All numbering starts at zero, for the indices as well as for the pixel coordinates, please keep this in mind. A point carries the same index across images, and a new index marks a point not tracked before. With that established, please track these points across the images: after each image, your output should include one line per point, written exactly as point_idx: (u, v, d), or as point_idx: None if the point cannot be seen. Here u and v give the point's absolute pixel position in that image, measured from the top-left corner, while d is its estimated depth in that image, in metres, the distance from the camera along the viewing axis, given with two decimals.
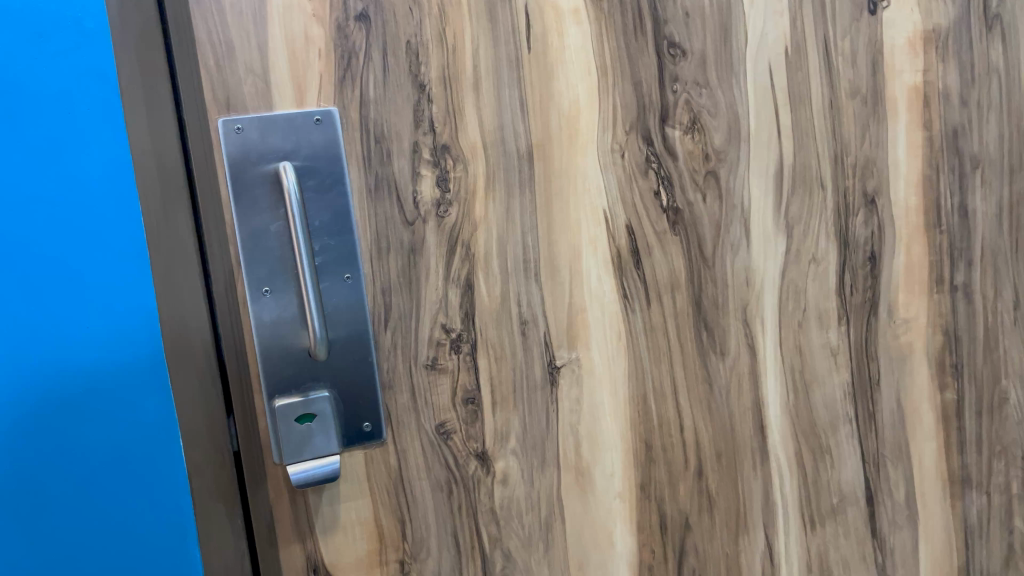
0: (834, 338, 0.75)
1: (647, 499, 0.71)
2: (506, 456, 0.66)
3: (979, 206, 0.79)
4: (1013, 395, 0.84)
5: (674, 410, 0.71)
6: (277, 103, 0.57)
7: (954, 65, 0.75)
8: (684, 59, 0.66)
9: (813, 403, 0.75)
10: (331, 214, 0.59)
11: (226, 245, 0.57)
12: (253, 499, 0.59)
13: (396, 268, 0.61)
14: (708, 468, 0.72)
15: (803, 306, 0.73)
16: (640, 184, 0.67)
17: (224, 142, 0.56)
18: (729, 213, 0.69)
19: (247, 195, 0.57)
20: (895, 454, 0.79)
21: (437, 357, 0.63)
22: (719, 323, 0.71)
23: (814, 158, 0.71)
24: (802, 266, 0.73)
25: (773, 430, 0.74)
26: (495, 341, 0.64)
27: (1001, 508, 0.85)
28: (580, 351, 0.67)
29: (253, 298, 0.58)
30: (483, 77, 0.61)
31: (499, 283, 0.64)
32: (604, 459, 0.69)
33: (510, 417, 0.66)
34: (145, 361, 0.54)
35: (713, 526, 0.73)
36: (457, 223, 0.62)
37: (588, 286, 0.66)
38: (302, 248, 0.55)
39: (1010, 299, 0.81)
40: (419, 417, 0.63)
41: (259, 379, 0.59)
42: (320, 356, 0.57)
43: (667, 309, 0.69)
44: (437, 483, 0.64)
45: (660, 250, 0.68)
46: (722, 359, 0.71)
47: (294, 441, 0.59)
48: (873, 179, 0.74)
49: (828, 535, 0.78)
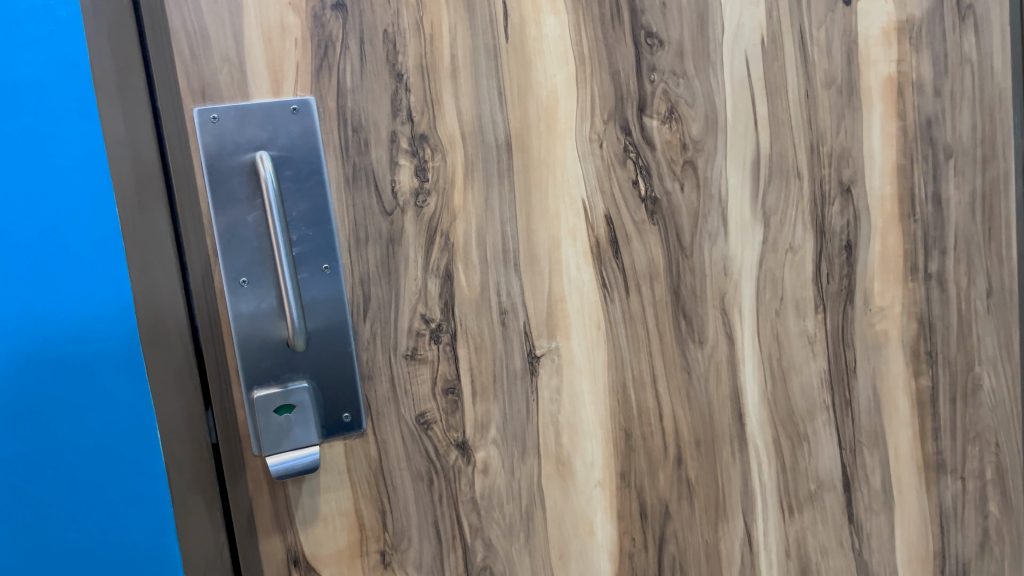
0: (810, 327, 0.75)
1: (628, 488, 0.71)
2: (487, 445, 0.66)
3: (953, 195, 0.80)
4: (986, 381, 0.85)
5: (653, 399, 0.71)
6: (253, 92, 0.57)
7: (927, 56, 0.76)
8: (661, 49, 0.66)
9: (791, 390, 0.76)
10: (309, 204, 0.58)
11: (202, 234, 0.57)
12: (232, 491, 0.59)
13: (374, 258, 0.61)
14: (687, 456, 0.73)
15: (780, 295, 0.74)
16: (618, 174, 0.67)
17: (201, 131, 0.55)
18: (706, 202, 0.70)
19: (223, 185, 0.56)
20: (872, 441, 0.80)
21: (417, 347, 0.63)
22: (698, 312, 0.71)
23: (791, 148, 0.72)
24: (779, 255, 0.73)
25: (751, 418, 0.75)
26: (475, 331, 0.65)
27: (975, 493, 0.86)
28: (560, 340, 0.67)
29: (230, 289, 0.57)
30: (461, 66, 0.61)
31: (478, 273, 0.64)
32: (584, 448, 0.69)
33: (490, 407, 0.66)
34: (123, 355, 0.54)
35: (693, 514, 0.74)
36: (436, 213, 0.62)
37: (567, 275, 0.66)
38: (279, 238, 0.55)
39: (983, 287, 0.83)
40: (398, 408, 0.63)
41: (237, 369, 0.59)
42: (298, 347, 0.57)
43: (646, 299, 0.69)
44: (418, 473, 0.64)
45: (639, 240, 0.68)
46: (700, 348, 0.72)
47: (273, 432, 0.59)
48: (848, 169, 0.75)
49: (806, 521, 0.79)
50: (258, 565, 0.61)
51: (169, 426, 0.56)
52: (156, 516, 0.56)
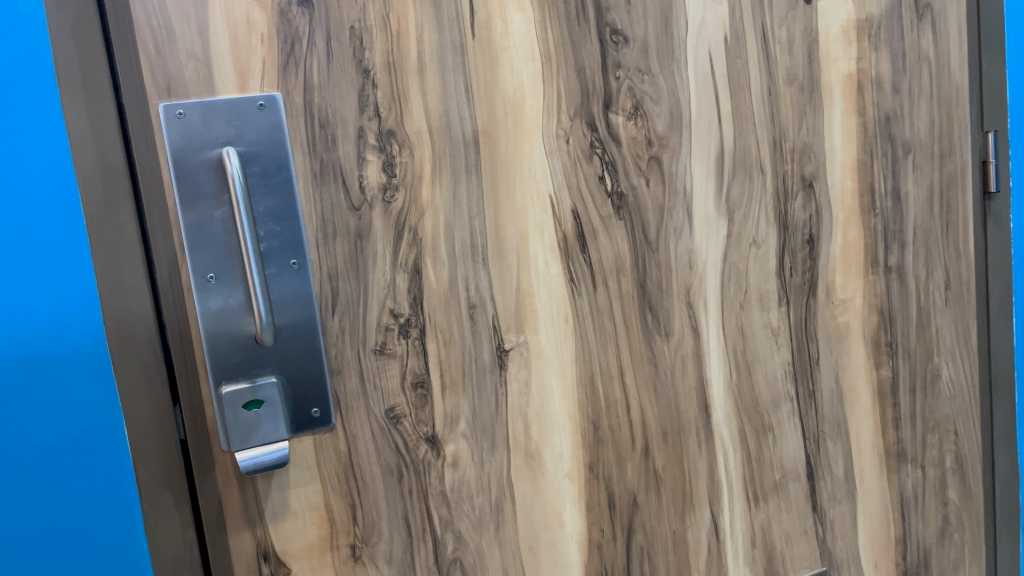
0: (774, 319, 0.77)
1: (596, 479, 0.72)
2: (456, 439, 0.67)
3: (911, 189, 0.81)
4: (945, 372, 0.87)
5: (621, 391, 0.72)
6: (219, 88, 0.57)
7: (886, 54, 0.78)
8: (626, 46, 0.67)
9: (756, 381, 0.77)
10: (276, 200, 0.58)
11: (169, 231, 0.57)
12: (201, 487, 0.59)
13: (342, 254, 0.61)
14: (655, 447, 0.74)
15: (744, 288, 0.75)
16: (585, 169, 0.68)
17: (166, 127, 0.55)
18: (671, 197, 0.71)
19: (190, 181, 0.56)
20: (835, 431, 0.82)
21: (386, 342, 0.63)
22: (664, 305, 0.72)
23: (754, 144, 0.73)
24: (743, 249, 0.75)
25: (717, 409, 0.76)
26: (444, 326, 0.65)
27: (935, 481, 0.88)
28: (528, 334, 0.68)
29: (197, 285, 0.57)
30: (428, 63, 0.62)
31: (446, 268, 0.64)
32: (553, 440, 0.70)
33: (459, 400, 0.66)
34: (89, 351, 0.54)
35: (660, 504, 0.75)
36: (404, 208, 0.62)
37: (535, 270, 0.67)
38: (246, 234, 0.55)
39: (941, 280, 0.84)
40: (368, 402, 0.64)
41: (205, 365, 0.59)
42: (266, 342, 0.57)
43: (613, 292, 0.70)
44: (388, 467, 0.65)
45: (606, 235, 0.69)
46: (667, 341, 0.73)
47: (241, 427, 0.59)
48: (811, 164, 0.76)
49: (771, 510, 0.80)
50: (228, 560, 0.61)
51: (136, 422, 0.56)
52: (124, 511, 0.56)
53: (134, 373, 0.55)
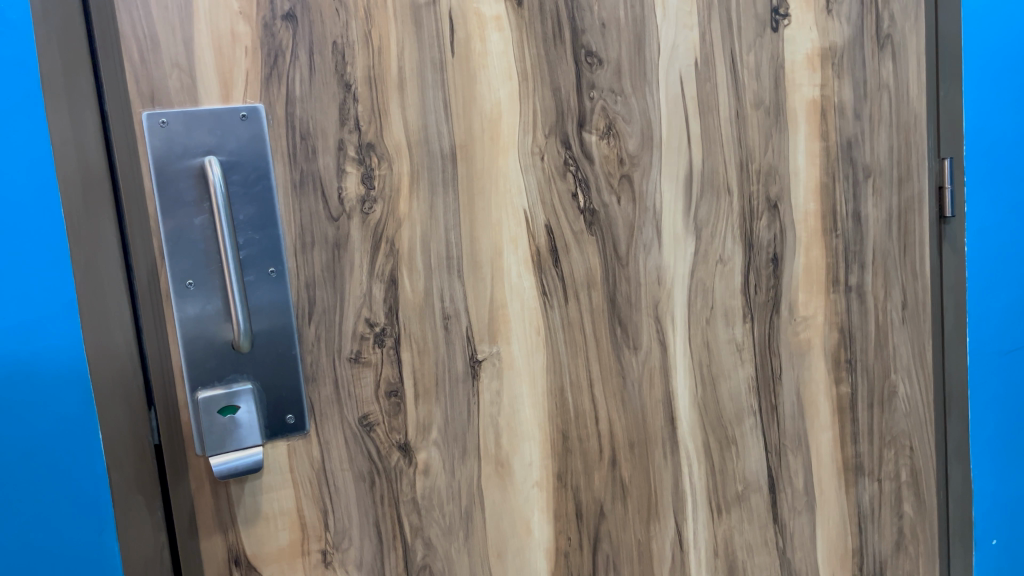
0: (738, 335, 0.79)
1: (564, 488, 0.74)
2: (428, 447, 0.68)
3: (871, 212, 0.84)
4: (902, 389, 0.90)
5: (589, 402, 0.74)
6: (203, 98, 0.58)
7: (848, 81, 0.81)
8: (600, 68, 0.70)
9: (720, 394, 0.79)
10: (256, 208, 0.60)
11: (149, 237, 0.57)
12: (174, 491, 0.60)
13: (320, 263, 0.62)
14: (621, 458, 0.76)
15: (710, 304, 0.77)
16: (558, 185, 0.69)
17: (149, 135, 0.56)
18: (642, 214, 0.73)
19: (171, 188, 0.57)
20: (796, 444, 0.84)
21: (361, 351, 0.65)
22: (632, 319, 0.74)
23: (721, 164, 0.76)
24: (710, 266, 0.77)
25: (682, 421, 0.78)
26: (418, 336, 0.66)
27: (892, 494, 0.91)
28: (501, 345, 0.69)
29: (176, 291, 0.58)
30: (408, 79, 0.63)
31: (422, 279, 0.66)
32: (522, 449, 0.72)
33: (432, 409, 0.68)
34: (64, 353, 0.55)
35: (626, 514, 0.77)
36: (382, 219, 0.64)
37: (509, 281, 0.69)
38: (226, 242, 0.56)
39: (899, 299, 0.88)
40: (342, 409, 0.65)
41: (182, 370, 0.59)
42: (243, 348, 0.58)
43: (584, 306, 0.72)
44: (360, 473, 0.66)
45: (578, 250, 0.71)
46: (635, 353, 0.75)
47: (216, 432, 0.60)
48: (775, 185, 0.79)
49: (733, 521, 0.82)
50: (199, 565, 0.62)
51: (110, 426, 0.57)
52: (95, 513, 0.57)
53: (109, 378, 0.56)
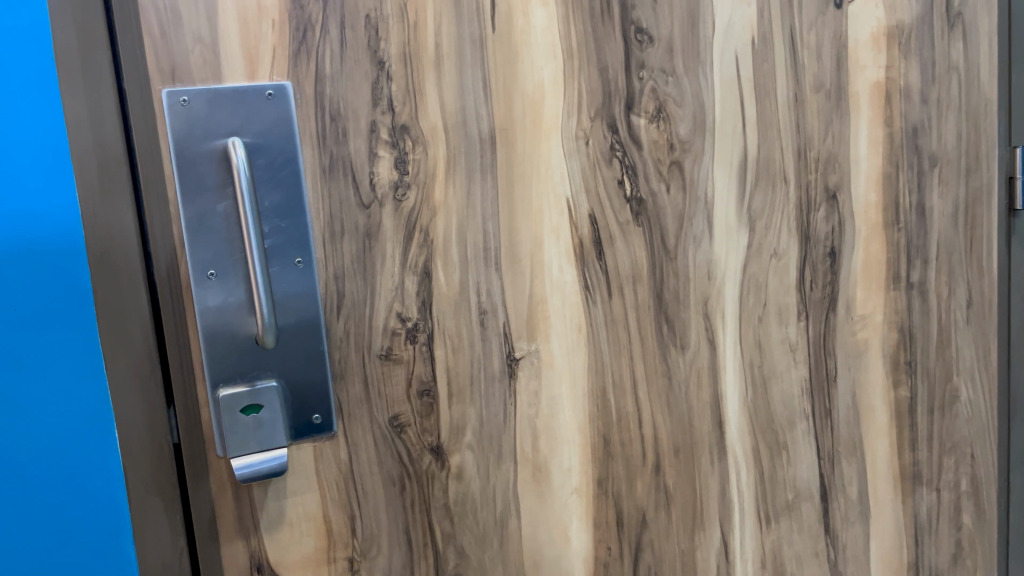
0: (792, 334, 0.74)
1: (605, 495, 0.70)
2: (462, 450, 0.64)
3: (937, 204, 0.79)
4: (964, 393, 0.84)
5: (633, 404, 0.69)
6: (227, 75, 0.54)
7: (915, 63, 0.75)
8: (651, 46, 0.65)
9: (771, 398, 0.75)
10: (283, 194, 0.56)
11: (169, 224, 0.54)
12: (194, 493, 0.57)
13: (350, 253, 0.58)
14: (666, 463, 0.71)
15: (763, 301, 0.72)
16: (604, 173, 0.65)
17: (169, 115, 0.53)
18: (692, 204, 0.68)
19: (192, 171, 0.53)
20: (850, 450, 0.79)
21: (392, 347, 0.61)
22: (680, 316, 0.69)
23: (778, 151, 0.71)
24: (764, 260, 0.72)
25: (730, 425, 0.73)
26: (453, 332, 0.62)
27: (950, 504, 0.86)
28: (540, 343, 0.65)
29: (196, 282, 0.54)
30: (445, 57, 0.59)
31: (458, 271, 0.62)
32: (561, 454, 0.67)
33: (466, 410, 0.64)
34: (79, 348, 0.51)
35: (670, 523, 0.73)
36: (416, 207, 0.60)
37: (549, 275, 0.64)
38: (251, 231, 0.53)
39: (963, 298, 0.82)
40: (371, 409, 0.61)
41: (202, 366, 0.56)
42: (267, 344, 0.55)
43: (628, 301, 0.67)
44: (390, 477, 0.62)
45: (623, 242, 0.66)
46: (682, 353, 0.70)
47: (238, 433, 0.56)
48: (835, 175, 0.73)
49: (782, 531, 0.78)
50: (219, 570, 0.59)
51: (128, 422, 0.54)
52: (110, 521, 0.53)
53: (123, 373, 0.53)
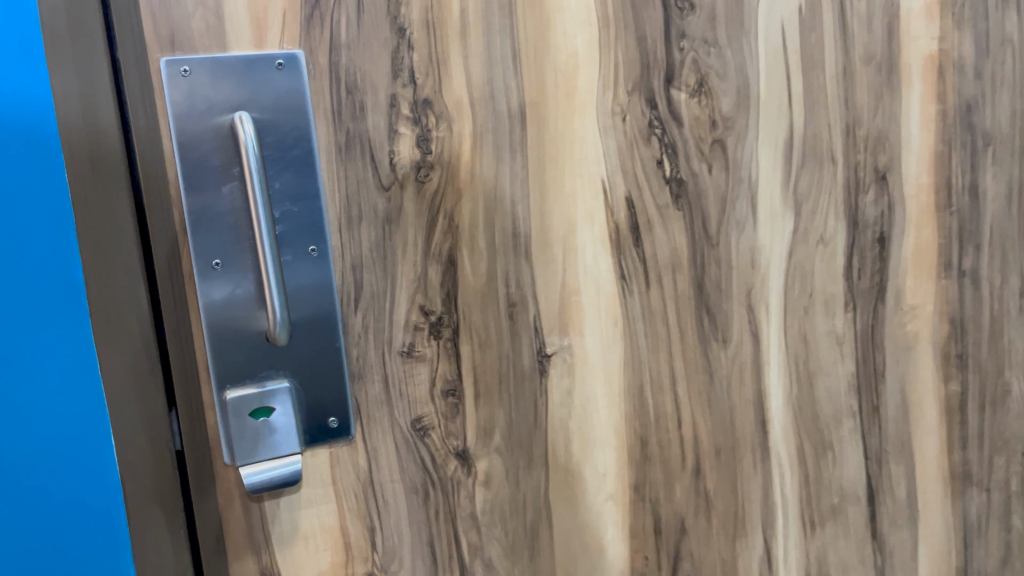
0: (839, 326, 0.69)
1: (642, 501, 0.65)
2: (490, 455, 0.59)
3: (990, 185, 0.74)
4: (1015, 388, 0.79)
5: (672, 402, 0.64)
6: (232, 43, 0.48)
7: (969, 34, 0.70)
8: (692, 14, 0.59)
9: (817, 395, 0.70)
10: (294, 175, 0.50)
11: (169, 208, 0.48)
12: (200, 507, 0.51)
13: (368, 240, 0.53)
14: (706, 466, 0.66)
15: (809, 291, 0.67)
16: (642, 152, 0.60)
17: (168, 87, 0.47)
18: (735, 186, 0.63)
19: (195, 150, 0.48)
20: (898, 450, 0.74)
21: (414, 343, 0.55)
22: (722, 307, 0.64)
23: (825, 129, 0.65)
24: (810, 247, 0.67)
25: (774, 424, 0.68)
26: (480, 326, 0.57)
27: (1000, 505, 0.81)
28: (573, 338, 0.60)
29: (200, 273, 0.49)
30: (471, 24, 0.53)
31: (485, 260, 0.56)
32: (596, 457, 0.62)
33: (494, 411, 0.59)
34: (71, 343, 0.46)
35: (710, 530, 0.68)
36: (440, 190, 0.54)
37: (583, 264, 0.59)
38: (261, 215, 0.47)
39: (1017, 287, 0.77)
40: (392, 412, 0.56)
41: (207, 366, 0.50)
42: (280, 342, 0.49)
43: (668, 292, 0.62)
44: (412, 485, 0.57)
45: (662, 227, 0.61)
46: (724, 348, 0.65)
47: (248, 439, 0.51)
48: (885, 154, 0.68)
49: (828, 536, 0.73)
50: None
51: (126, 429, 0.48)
52: (105, 533, 0.48)
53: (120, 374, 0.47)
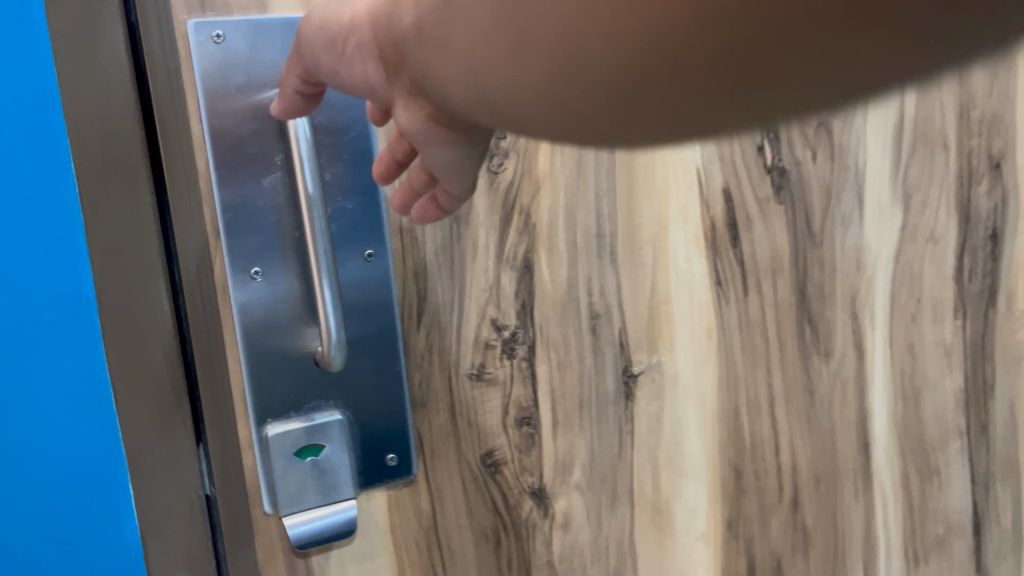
0: (948, 335, 0.61)
1: (736, 540, 0.56)
2: (569, 492, 0.50)
3: None
4: None
5: (769, 425, 0.56)
6: (273, 3, 0.40)
7: None
8: None
9: (923, 413, 0.61)
10: (348, 164, 0.42)
11: (198, 205, 0.39)
12: (235, 565, 0.42)
13: (434, 242, 0.44)
14: (805, 497, 0.58)
15: (917, 296, 0.59)
16: (741, 136, 0.51)
17: (197, 56, 0.38)
18: (841, 176, 0.55)
19: (230, 134, 0.39)
20: (1005, 472, 0.66)
21: (485, 364, 0.47)
22: (824, 316, 0.56)
23: (938, 110, 0.57)
24: (919, 246, 0.59)
25: (878, 447, 0.60)
26: (559, 343, 0.49)
27: None
28: (662, 354, 0.52)
29: (237, 285, 0.41)
30: None
31: (565, 265, 0.48)
32: (686, 491, 0.54)
33: (574, 441, 0.50)
34: (78, 377, 0.37)
35: (808, 570, 0.59)
36: (515, 181, 0.46)
37: (675, 268, 0.51)
38: (317, 224, 0.39)
39: None
40: (459, 446, 0.47)
41: (245, 397, 0.42)
42: (334, 369, 0.41)
43: (767, 300, 0.54)
44: (482, 531, 0.48)
45: (762, 223, 0.53)
46: (825, 362, 0.57)
47: (294, 484, 0.43)
48: (999, 140, 0.60)
49: (931, 571, 0.65)
50: None
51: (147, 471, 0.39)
52: None
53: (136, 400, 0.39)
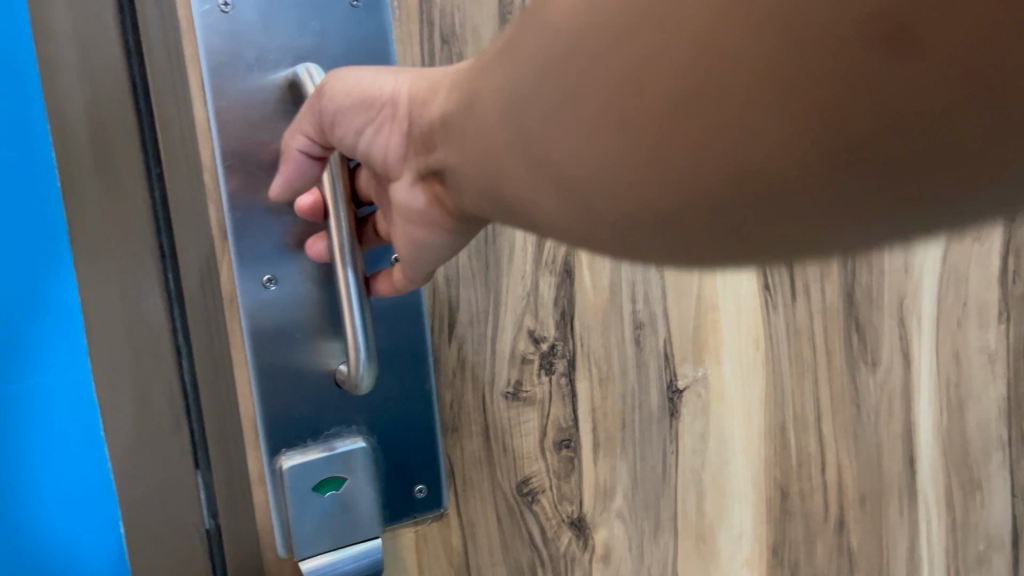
0: (992, 341, 0.58)
1: (779, 565, 0.52)
2: (610, 521, 0.45)
3: None
4: None
5: (816, 442, 0.52)
6: None
7: None
8: None
9: (967, 425, 0.58)
10: None
11: (201, 204, 0.34)
12: None
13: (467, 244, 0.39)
14: (850, 518, 0.54)
15: (963, 300, 0.56)
16: None
17: (202, 24, 0.32)
18: None
19: (240, 119, 0.34)
20: None
21: (521, 381, 0.42)
22: (873, 323, 0.52)
23: None
24: (966, 246, 0.55)
25: (924, 462, 0.56)
26: (600, 356, 0.44)
27: None
28: (708, 367, 0.47)
29: (247, 295, 0.35)
30: None
31: (607, 269, 0.43)
32: (731, 516, 0.49)
33: (616, 465, 0.45)
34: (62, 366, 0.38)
35: None
36: None
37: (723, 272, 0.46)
38: (341, 218, 0.33)
39: None
40: (493, 474, 0.42)
41: (255, 427, 0.36)
42: (360, 392, 0.35)
43: (815, 306, 0.50)
44: (517, 569, 0.43)
45: None
46: (873, 372, 0.53)
47: (312, 522, 0.37)
48: None
49: None
50: None
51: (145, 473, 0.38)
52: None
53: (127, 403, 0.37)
